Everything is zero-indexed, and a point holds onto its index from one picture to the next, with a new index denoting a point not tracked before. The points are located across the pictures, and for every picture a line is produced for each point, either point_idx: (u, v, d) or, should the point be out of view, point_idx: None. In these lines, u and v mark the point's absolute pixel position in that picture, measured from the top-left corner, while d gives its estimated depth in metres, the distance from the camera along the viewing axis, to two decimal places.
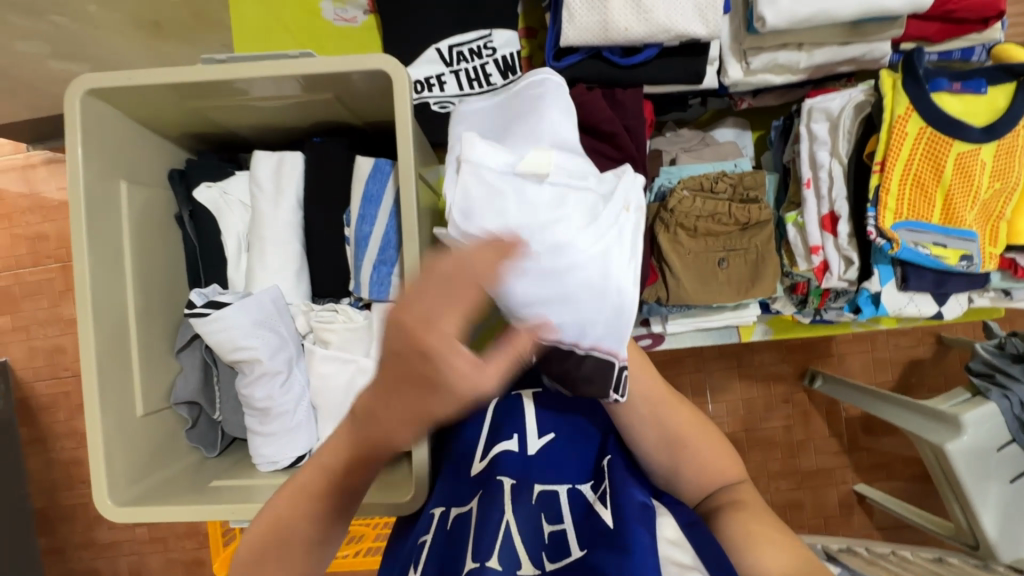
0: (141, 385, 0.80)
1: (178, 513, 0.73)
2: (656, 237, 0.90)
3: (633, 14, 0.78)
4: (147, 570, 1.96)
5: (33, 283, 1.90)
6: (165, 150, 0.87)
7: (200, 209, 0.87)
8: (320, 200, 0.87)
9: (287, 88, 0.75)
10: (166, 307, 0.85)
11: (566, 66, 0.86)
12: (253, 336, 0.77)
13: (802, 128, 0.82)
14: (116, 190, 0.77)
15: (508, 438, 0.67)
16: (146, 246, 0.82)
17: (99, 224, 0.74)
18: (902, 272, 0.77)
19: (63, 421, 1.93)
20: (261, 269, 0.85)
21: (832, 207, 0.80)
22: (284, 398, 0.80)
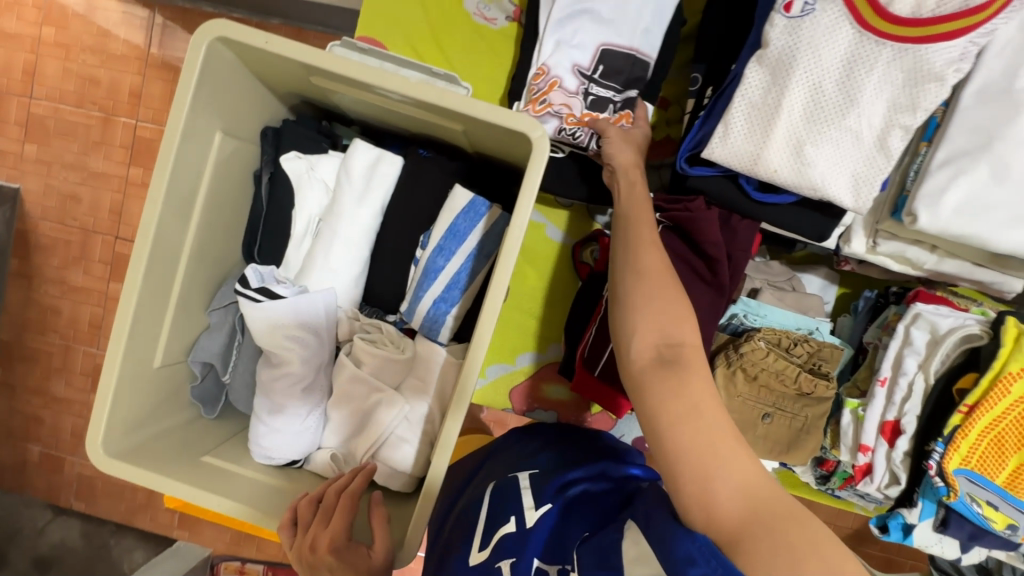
0: (167, 337, 0.77)
1: (161, 484, 0.71)
2: (713, 368, 0.87)
3: (789, 159, 0.73)
4: None
5: (70, 122, 1.84)
6: (268, 105, 0.82)
7: (281, 176, 0.83)
8: (403, 212, 0.83)
9: (411, 103, 0.71)
10: (214, 261, 0.82)
11: (695, 175, 0.82)
12: (295, 334, 0.74)
13: (900, 327, 0.79)
14: (209, 139, 0.73)
15: (507, 522, 0.70)
16: (217, 197, 0.78)
17: (182, 173, 0.70)
18: (944, 514, 0.75)
19: (55, 268, 1.89)
20: (321, 260, 0.81)
21: (898, 417, 0.78)
22: (302, 402, 0.78)
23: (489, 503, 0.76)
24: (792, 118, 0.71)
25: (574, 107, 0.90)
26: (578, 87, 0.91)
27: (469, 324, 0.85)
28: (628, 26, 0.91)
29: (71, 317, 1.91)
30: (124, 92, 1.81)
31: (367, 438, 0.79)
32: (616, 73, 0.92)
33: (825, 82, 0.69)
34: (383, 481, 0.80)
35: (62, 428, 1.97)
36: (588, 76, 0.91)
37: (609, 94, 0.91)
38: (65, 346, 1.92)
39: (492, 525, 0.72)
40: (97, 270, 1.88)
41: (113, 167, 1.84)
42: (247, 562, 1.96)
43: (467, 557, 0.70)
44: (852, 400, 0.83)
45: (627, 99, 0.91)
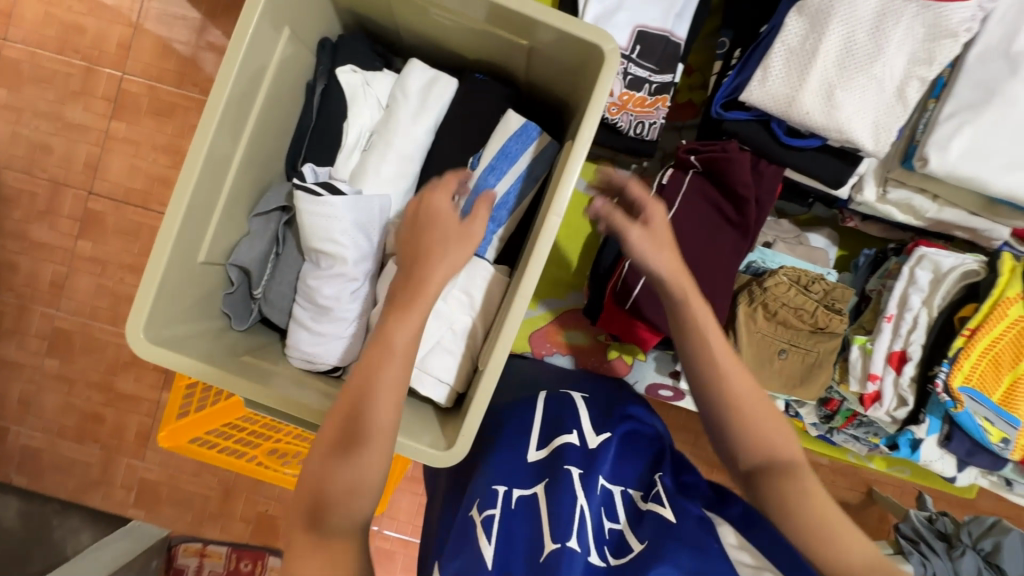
0: (213, 234, 0.76)
1: (204, 373, 0.69)
2: (736, 305, 0.94)
3: (820, 102, 0.80)
4: (38, 402, 1.67)
5: (46, 69, 1.61)
6: (326, 16, 0.83)
7: (335, 87, 0.83)
8: (455, 134, 0.86)
9: (480, 14, 0.74)
10: (261, 166, 0.81)
11: (731, 119, 0.89)
12: (349, 233, 0.74)
13: (906, 268, 0.87)
14: (277, 35, 0.74)
15: (569, 433, 0.72)
16: (273, 99, 0.78)
17: (250, 62, 0.70)
18: (948, 430, 0.84)
19: (15, 221, 1.65)
20: (373, 172, 0.82)
21: (904, 347, 0.85)
22: (348, 306, 0.77)
23: (542, 418, 0.77)
24: (825, 64, 0.79)
25: (614, 89, 0.99)
26: (618, 66, 0.99)
27: (512, 249, 0.87)
28: (663, 9, 0.99)
29: (31, 275, 1.65)
30: (112, 44, 1.60)
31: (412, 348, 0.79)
32: (651, 54, 0.99)
33: (857, 32, 0.77)
34: (424, 392, 0.80)
35: (7, 397, 1.67)
36: (627, 56, 0.99)
37: (644, 75, 1.00)
38: (20, 305, 1.66)
39: (550, 434, 0.74)
40: (66, 227, 1.64)
41: (94, 120, 1.62)
42: (209, 545, 1.66)
43: (526, 454, 0.72)
44: (861, 336, 0.89)
45: (660, 80, 1.00)
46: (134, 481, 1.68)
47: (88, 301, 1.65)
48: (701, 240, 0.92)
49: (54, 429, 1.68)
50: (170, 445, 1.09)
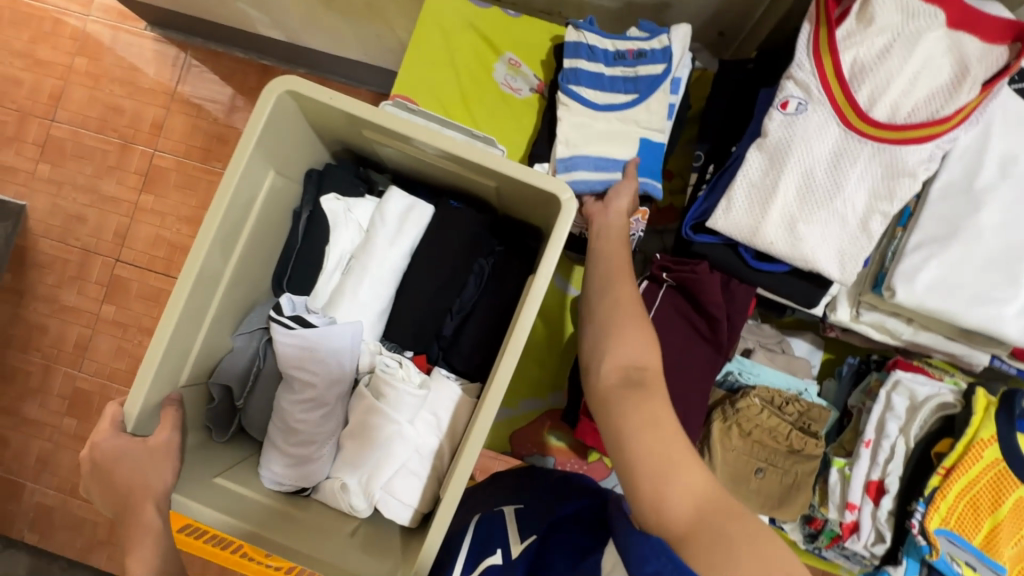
0: (196, 356, 0.81)
1: (181, 499, 0.72)
2: (711, 421, 0.93)
3: (784, 234, 0.82)
4: (56, 461, 1.73)
5: (86, 146, 1.76)
6: (316, 149, 0.90)
7: (320, 214, 0.90)
8: (430, 256, 0.91)
9: (447, 158, 0.78)
10: (247, 289, 0.86)
11: (699, 242, 0.90)
12: (322, 361, 0.79)
13: (883, 393, 0.85)
14: (264, 177, 0.81)
15: (493, 554, 0.72)
16: (260, 229, 0.84)
17: (236, 207, 0.76)
18: (926, 572, 0.79)
19: (49, 286, 1.75)
20: (351, 295, 0.87)
21: (882, 477, 0.83)
22: (318, 429, 0.81)
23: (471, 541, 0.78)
24: (788, 199, 0.81)
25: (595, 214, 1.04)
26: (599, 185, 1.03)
27: (485, 364, 0.91)
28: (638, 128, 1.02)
29: (60, 337, 1.75)
30: (146, 121, 1.76)
31: (375, 472, 0.80)
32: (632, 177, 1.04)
33: (816, 169, 0.79)
34: (389, 513, 0.81)
35: (25, 456, 1.73)
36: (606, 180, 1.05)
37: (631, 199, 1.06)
38: (46, 366, 1.74)
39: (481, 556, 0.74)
40: (95, 291, 1.74)
41: (125, 192, 1.75)
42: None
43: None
44: (839, 459, 0.88)
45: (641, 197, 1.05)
46: None
47: (108, 362, 1.73)
48: (672, 354, 0.94)
49: (67, 487, 1.73)
50: None
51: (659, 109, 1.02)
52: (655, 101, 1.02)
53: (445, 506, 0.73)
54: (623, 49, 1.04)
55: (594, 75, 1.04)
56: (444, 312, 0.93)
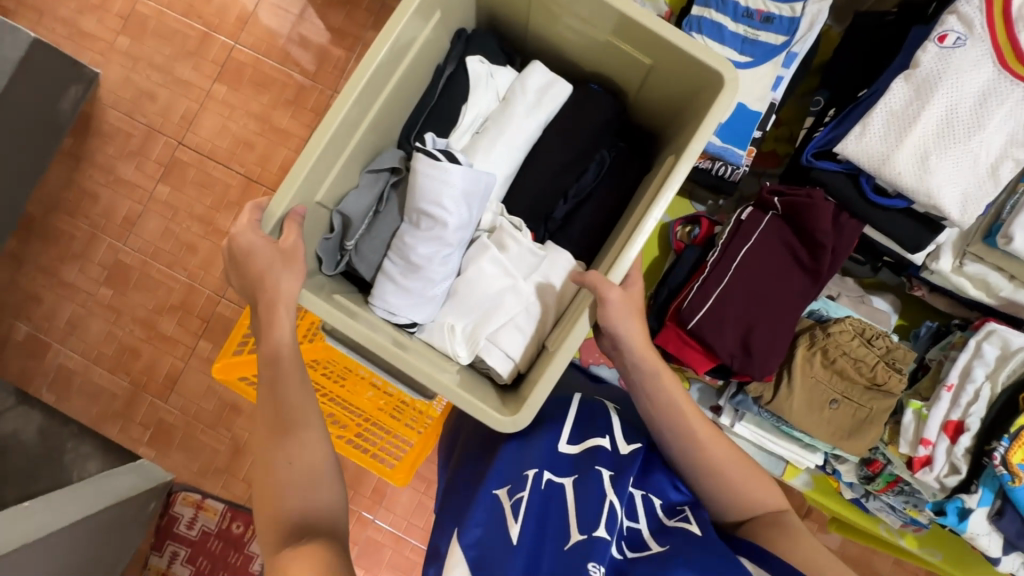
0: (331, 179, 0.82)
1: (310, 301, 0.75)
2: (796, 345, 0.96)
3: (914, 165, 0.84)
4: (83, 331, 1.59)
5: (168, 27, 1.59)
6: (467, 13, 0.92)
7: (463, 74, 0.91)
8: (563, 134, 0.93)
9: (609, 25, 0.80)
10: (381, 131, 0.88)
11: (820, 168, 0.93)
12: (455, 201, 0.80)
13: (972, 341, 0.88)
14: (427, 18, 0.82)
15: (603, 435, 0.74)
16: (409, 72, 0.86)
17: (403, 37, 0.78)
18: (999, 505, 0.82)
19: (109, 156, 1.60)
20: (484, 151, 0.89)
21: (962, 418, 0.85)
22: (437, 267, 0.82)
23: (574, 414, 0.78)
24: (926, 131, 0.83)
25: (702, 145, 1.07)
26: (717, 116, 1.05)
27: (594, 247, 0.94)
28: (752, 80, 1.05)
29: (110, 210, 1.60)
30: (234, 12, 1.59)
31: (488, 317, 0.83)
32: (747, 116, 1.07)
33: (959, 106, 0.82)
34: (489, 363, 0.83)
35: (53, 322, 1.60)
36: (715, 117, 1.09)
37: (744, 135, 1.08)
38: (91, 236, 1.60)
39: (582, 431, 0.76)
40: (152, 169, 1.59)
41: (201, 80, 1.59)
42: (209, 498, 1.55)
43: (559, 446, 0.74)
44: (915, 402, 0.90)
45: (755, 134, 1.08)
46: (154, 420, 1.57)
47: (154, 242, 1.59)
48: (768, 277, 0.96)
49: (92, 355, 1.59)
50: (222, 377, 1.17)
51: (769, 74, 1.05)
52: (762, 73, 1.05)
53: (564, 351, 0.73)
54: (754, 8, 1.05)
55: (717, 27, 1.06)
56: (560, 196, 0.94)
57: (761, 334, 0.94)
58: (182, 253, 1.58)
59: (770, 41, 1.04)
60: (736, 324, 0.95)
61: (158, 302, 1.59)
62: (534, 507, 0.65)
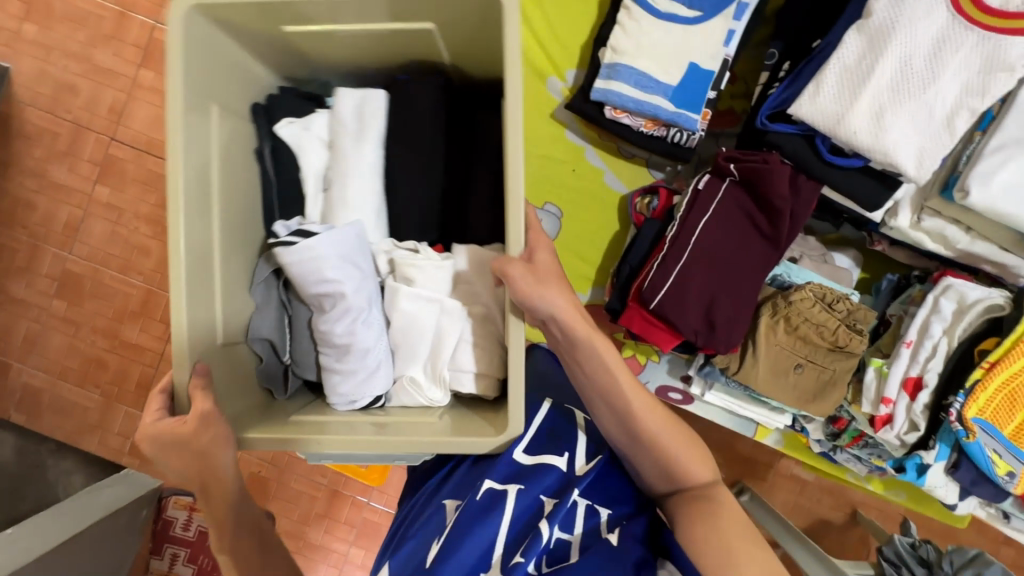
0: (223, 310, 0.67)
1: (252, 440, 0.63)
2: (759, 314, 0.95)
3: (869, 124, 0.80)
4: (44, 347, 1.51)
5: (79, 9, 1.45)
6: (250, 76, 0.78)
7: (279, 145, 0.78)
8: (404, 133, 0.80)
9: (382, 15, 0.71)
10: (243, 234, 0.73)
11: (775, 131, 0.90)
12: (339, 268, 0.67)
13: (931, 296, 0.88)
14: (206, 115, 0.67)
15: (560, 455, 0.73)
16: (230, 159, 0.71)
17: (194, 154, 0.63)
18: (955, 457, 0.85)
19: (36, 159, 1.48)
20: (342, 207, 0.77)
21: (920, 374, 0.86)
22: (367, 335, 0.70)
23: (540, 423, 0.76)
24: (880, 87, 0.79)
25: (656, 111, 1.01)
26: (669, 79, 1.00)
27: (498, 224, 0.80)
28: (703, 35, 0.99)
29: (49, 217, 1.49)
30: None
31: (436, 352, 0.71)
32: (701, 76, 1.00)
33: (914, 57, 0.78)
34: (469, 388, 0.73)
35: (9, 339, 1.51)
36: None
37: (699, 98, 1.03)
38: (35, 247, 1.49)
39: (541, 442, 0.74)
40: (87, 169, 1.48)
41: (123, 66, 1.45)
42: (201, 499, 1.46)
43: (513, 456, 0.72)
44: (877, 359, 0.91)
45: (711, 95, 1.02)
46: (133, 429, 1.50)
47: (102, 247, 1.49)
48: (728, 249, 0.94)
49: (57, 370, 1.51)
50: None
51: (719, 28, 0.98)
52: (713, 28, 0.98)
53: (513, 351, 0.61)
54: None
55: None
56: (437, 199, 0.80)
57: (723, 308, 0.93)
58: (134, 256, 1.49)
59: None
60: (698, 298, 0.94)
61: (116, 310, 1.50)
62: (461, 526, 0.66)
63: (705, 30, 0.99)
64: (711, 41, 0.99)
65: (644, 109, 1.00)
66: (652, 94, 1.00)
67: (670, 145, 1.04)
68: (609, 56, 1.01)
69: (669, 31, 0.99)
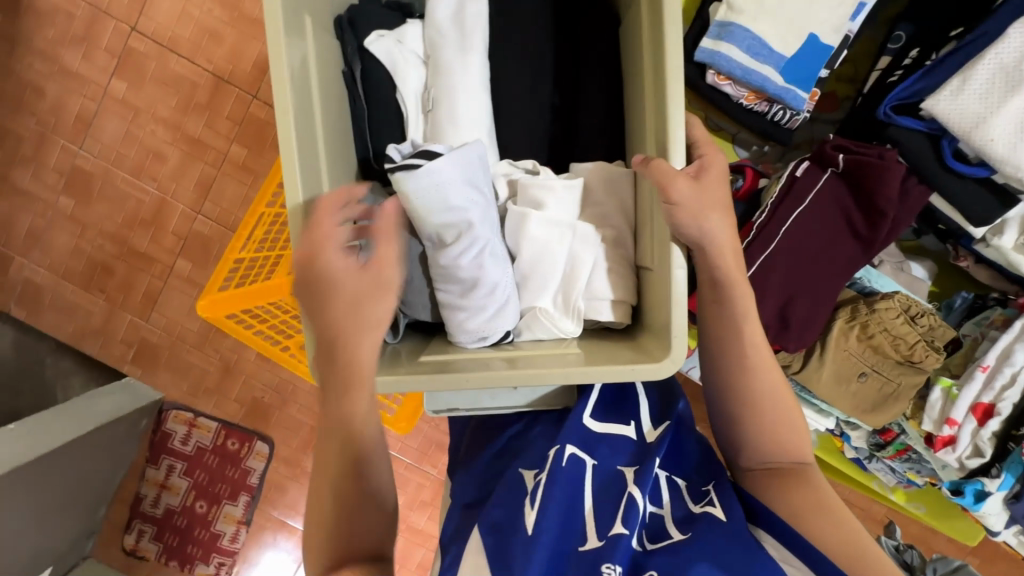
0: None
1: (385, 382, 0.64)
2: (834, 318, 0.92)
3: (1009, 131, 0.74)
4: (47, 246, 1.41)
5: None
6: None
7: (373, 63, 0.76)
8: (507, 40, 0.79)
9: None
10: (347, 165, 0.75)
11: (898, 125, 0.82)
12: (462, 194, 0.67)
13: (1020, 323, 0.84)
14: (304, 28, 0.66)
15: (627, 425, 0.71)
16: (328, 83, 0.71)
17: (294, 64, 0.63)
18: (1018, 489, 0.84)
19: (49, 40, 1.34)
20: (451, 125, 0.75)
21: (994, 401, 0.84)
22: (493, 269, 0.70)
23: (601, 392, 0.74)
24: None
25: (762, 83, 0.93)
26: (783, 48, 0.91)
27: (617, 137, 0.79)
28: (829, 4, 0.89)
29: (60, 107, 1.37)
30: None
31: (571, 281, 0.72)
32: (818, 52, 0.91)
33: None
34: (602, 316, 0.74)
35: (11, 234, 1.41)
36: None
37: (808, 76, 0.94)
38: (43, 137, 1.38)
39: (609, 415, 0.73)
40: (105, 59, 1.35)
41: None
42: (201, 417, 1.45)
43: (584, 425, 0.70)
44: (947, 379, 0.88)
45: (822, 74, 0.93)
46: (136, 339, 1.43)
47: (116, 147, 1.37)
48: (817, 245, 0.88)
49: (62, 271, 1.42)
50: (208, 316, 1.06)
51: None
52: None
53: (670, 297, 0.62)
54: None
55: None
56: (547, 109, 0.80)
57: (801, 305, 0.89)
58: (150, 160, 1.37)
59: None
60: (777, 293, 0.89)
61: (127, 216, 1.39)
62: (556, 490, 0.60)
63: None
64: (837, 13, 0.90)
65: (752, 79, 0.91)
66: (763, 63, 0.91)
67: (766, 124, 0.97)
68: (721, 13, 0.91)
69: None
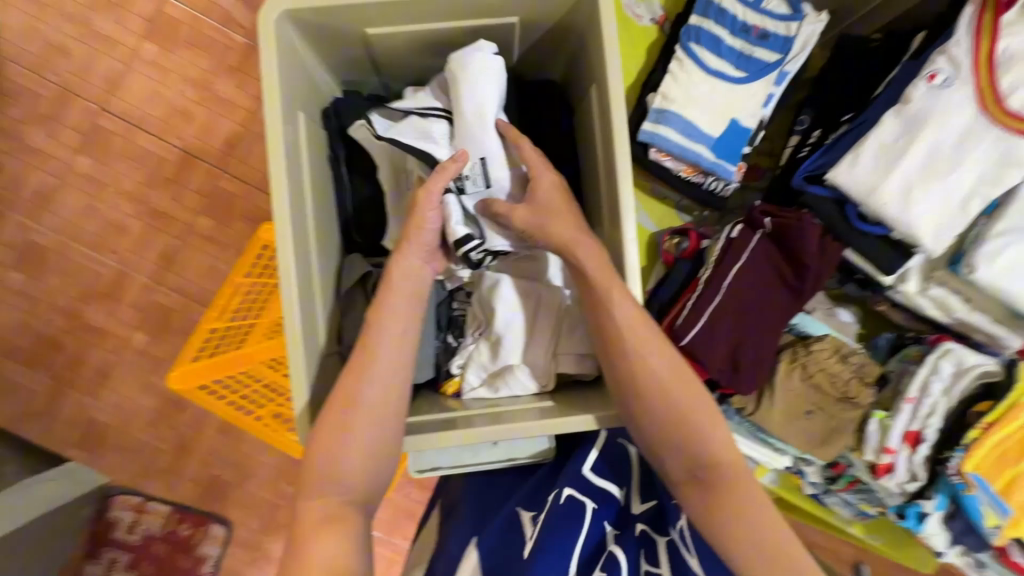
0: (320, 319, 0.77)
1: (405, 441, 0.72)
2: (778, 359, 1.02)
3: (897, 197, 0.89)
4: None
5: None
6: (319, 84, 0.84)
7: (357, 147, 0.85)
8: None
9: (469, 13, 0.78)
10: (331, 238, 0.83)
11: (812, 193, 0.98)
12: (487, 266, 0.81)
13: (931, 358, 0.96)
14: (295, 120, 0.74)
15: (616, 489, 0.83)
16: (315, 166, 0.80)
17: (290, 153, 0.71)
18: (950, 506, 0.94)
19: (14, 119, 1.35)
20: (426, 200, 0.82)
21: (920, 428, 0.94)
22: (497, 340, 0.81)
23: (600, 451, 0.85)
24: (910, 167, 0.88)
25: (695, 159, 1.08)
26: (711, 131, 1.06)
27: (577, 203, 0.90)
28: (746, 95, 1.06)
29: (21, 184, 1.36)
30: None
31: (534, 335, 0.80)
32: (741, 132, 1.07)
33: (943, 145, 0.87)
34: (565, 368, 0.80)
35: None
36: None
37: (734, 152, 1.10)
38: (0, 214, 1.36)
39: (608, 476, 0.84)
40: (72, 138, 1.36)
41: (126, 38, 1.34)
42: (150, 501, 1.37)
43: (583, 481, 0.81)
44: (880, 412, 0.98)
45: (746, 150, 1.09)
46: (83, 420, 1.37)
47: (77, 222, 1.37)
48: (756, 295, 1.00)
49: (6, 351, 1.36)
50: (178, 388, 1.04)
51: (762, 91, 1.06)
52: (756, 89, 1.06)
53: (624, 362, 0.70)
54: (750, 23, 1.06)
55: (715, 40, 1.06)
56: None
57: (747, 350, 0.98)
58: (108, 235, 1.37)
59: (766, 57, 1.05)
60: (726, 340, 0.99)
61: (82, 291, 1.37)
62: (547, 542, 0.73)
63: (749, 91, 1.06)
64: (754, 101, 1.07)
65: (689, 156, 1.05)
66: (697, 142, 1.06)
67: (702, 192, 1.11)
68: (659, 103, 1.07)
69: (717, 87, 1.06)
